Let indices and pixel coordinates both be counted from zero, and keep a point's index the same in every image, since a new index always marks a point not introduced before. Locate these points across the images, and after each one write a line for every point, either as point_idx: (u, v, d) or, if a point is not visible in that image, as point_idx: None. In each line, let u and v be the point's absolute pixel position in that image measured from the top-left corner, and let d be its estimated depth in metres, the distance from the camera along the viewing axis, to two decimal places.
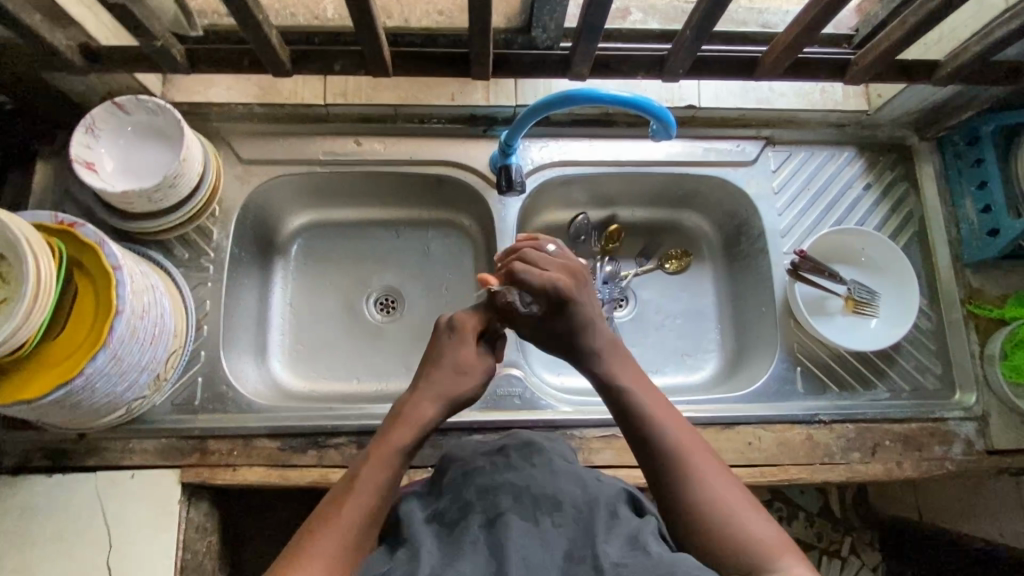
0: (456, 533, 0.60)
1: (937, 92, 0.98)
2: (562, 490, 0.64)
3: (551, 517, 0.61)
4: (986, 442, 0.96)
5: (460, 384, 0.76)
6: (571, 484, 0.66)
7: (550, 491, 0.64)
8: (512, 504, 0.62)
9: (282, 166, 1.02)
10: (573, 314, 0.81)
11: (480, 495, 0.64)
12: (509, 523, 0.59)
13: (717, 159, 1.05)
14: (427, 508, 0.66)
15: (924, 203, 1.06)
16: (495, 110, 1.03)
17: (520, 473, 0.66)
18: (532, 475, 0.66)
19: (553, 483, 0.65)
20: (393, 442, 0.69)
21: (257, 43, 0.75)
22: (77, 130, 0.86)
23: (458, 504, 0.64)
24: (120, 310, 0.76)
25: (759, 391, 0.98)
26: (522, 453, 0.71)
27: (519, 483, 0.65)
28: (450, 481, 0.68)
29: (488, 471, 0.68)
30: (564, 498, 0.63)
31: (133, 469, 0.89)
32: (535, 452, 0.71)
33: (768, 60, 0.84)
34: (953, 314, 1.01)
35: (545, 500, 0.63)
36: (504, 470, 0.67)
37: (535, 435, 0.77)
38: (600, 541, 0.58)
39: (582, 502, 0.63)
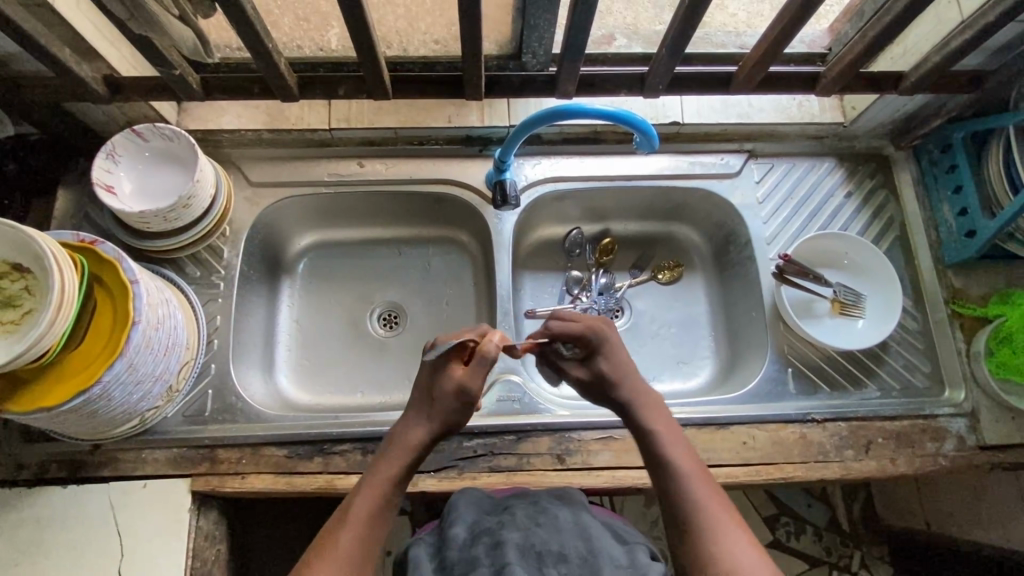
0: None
1: (907, 103, 1.03)
2: (565, 544, 0.70)
3: (556, 568, 0.66)
4: (978, 437, 0.98)
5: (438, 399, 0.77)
6: (575, 538, 0.71)
7: (554, 545, 0.69)
8: (518, 555, 0.66)
9: (290, 188, 1.08)
10: (613, 360, 0.83)
11: (487, 549, 0.68)
12: (515, 569, 0.63)
13: (702, 172, 1.11)
14: (434, 560, 0.71)
15: (904, 209, 1.10)
16: (490, 131, 1.09)
17: (523, 531, 0.71)
18: (536, 532, 0.70)
19: (557, 539, 0.70)
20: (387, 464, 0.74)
21: (267, 70, 0.81)
22: (98, 156, 0.92)
23: (466, 558, 0.68)
24: (136, 320, 0.80)
25: (752, 392, 1.00)
26: (528, 513, 0.75)
27: (521, 539, 0.69)
28: (455, 540, 0.72)
29: (494, 528, 0.72)
30: (569, 551, 0.68)
31: (144, 479, 0.92)
32: (540, 513, 0.76)
33: (741, 76, 0.90)
34: (937, 314, 1.05)
35: (550, 554, 0.68)
36: (510, 527, 0.71)
37: (542, 496, 0.81)
38: None
39: (586, 552, 0.68)
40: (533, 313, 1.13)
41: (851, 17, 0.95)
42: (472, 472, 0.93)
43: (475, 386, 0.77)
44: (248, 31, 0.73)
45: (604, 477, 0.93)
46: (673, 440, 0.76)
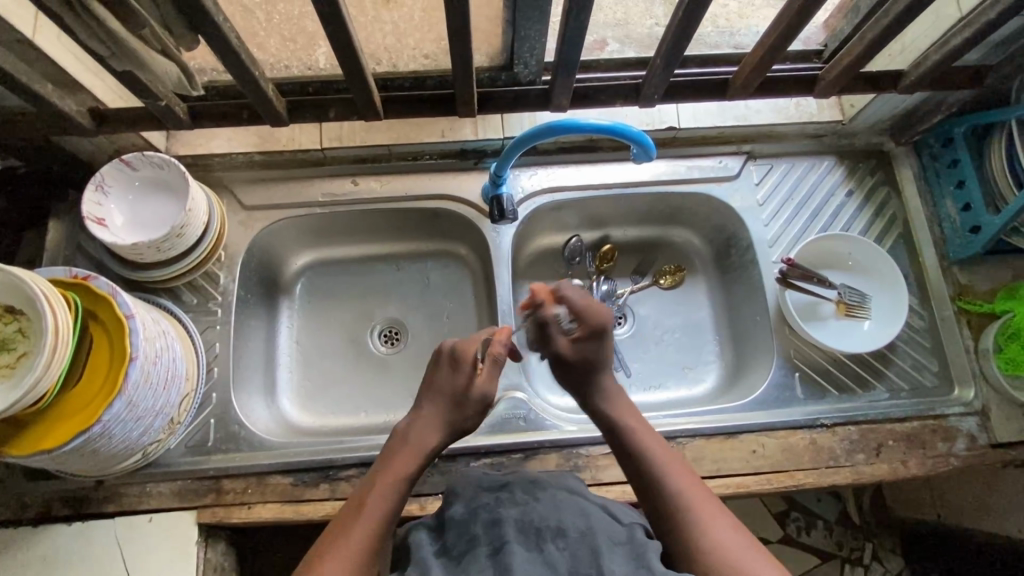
0: (463, 563, 0.63)
1: (906, 100, 1.02)
2: (564, 519, 0.67)
3: (554, 544, 0.64)
4: (989, 435, 0.97)
5: (460, 412, 0.82)
6: (573, 513, 0.68)
7: (552, 521, 0.66)
8: (515, 532, 0.65)
9: (284, 210, 1.06)
10: (602, 347, 0.87)
11: (485, 527, 0.66)
12: (513, 550, 0.62)
13: (701, 176, 1.09)
14: (435, 542, 0.69)
15: (906, 205, 1.09)
16: (484, 144, 1.07)
17: (522, 507, 0.69)
18: (534, 508, 0.68)
19: (555, 514, 0.68)
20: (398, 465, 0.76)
21: (255, 97, 0.80)
22: (87, 189, 0.90)
23: (465, 536, 0.67)
24: (134, 356, 0.79)
25: (759, 398, 0.99)
26: (527, 488, 0.73)
27: (519, 515, 0.67)
28: (454, 516, 0.71)
29: (493, 504, 0.71)
30: (567, 526, 0.66)
31: (150, 512, 0.91)
32: (537, 489, 0.73)
33: (738, 81, 0.88)
34: (944, 311, 1.03)
35: (548, 530, 0.66)
36: (508, 504, 0.70)
37: (541, 474, 0.78)
38: (604, 559, 0.62)
39: (584, 526, 0.66)
40: None
41: (847, 14, 0.93)
42: None
43: (493, 391, 0.84)
44: (234, 61, 0.72)
45: (614, 492, 0.92)
46: (646, 434, 0.81)
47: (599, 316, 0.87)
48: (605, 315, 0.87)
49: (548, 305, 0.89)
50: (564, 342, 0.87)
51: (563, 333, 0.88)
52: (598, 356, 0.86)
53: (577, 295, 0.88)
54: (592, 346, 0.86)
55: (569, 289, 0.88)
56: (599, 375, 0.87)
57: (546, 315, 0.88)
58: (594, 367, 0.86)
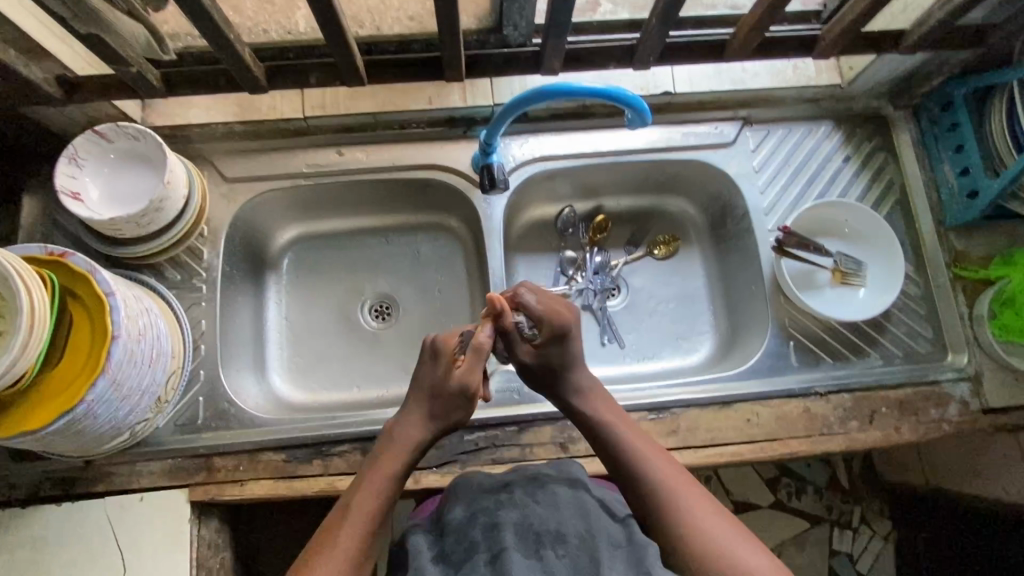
0: (462, 571, 0.62)
1: (906, 62, 0.99)
2: (564, 523, 0.66)
3: (553, 550, 0.63)
4: (981, 400, 0.97)
5: (445, 402, 0.78)
6: (573, 516, 0.68)
7: (552, 524, 0.66)
8: (515, 537, 0.64)
9: (267, 181, 1.03)
10: (567, 349, 0.83)
11: (484, 532, 0.66)
12: (512, 556, 0.61)
13: (696, 142, 1.06)
14: (433, 545, 0.68)
15: (904, 171, 1.07)
16: (473, 110, 1.04)
17: (522, 510, 0.68)
18: (534, 510, 0.68)
19: (555, 517, 0.67)
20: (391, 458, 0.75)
21: (231, 62, 0.76)
22: (60, 161, 0.87)
23: (465, 542, 0.66)
24: (117, 334, 0.77)
25: (754, 367, 0.99)
26: (527, 490, 0.72)
27: (520, 518, 0.66)
28: (454, 521, 0.70)
29: (492, 507, 0.70)
30: (567, 531, 0.65)
31: (141, 491, 0.90)
32: (539, 489, 0.72)
33: (736, 43, 0.85)
34: (939, 278, 1.03)
35: (547, 534, 0.65)
36: (507, 507, 0.69)
37: (542, 469, 0.78)
38: (604, 566, 0.61)
39: (584, 532, 0.66)
40: None
41: None
42: (475, 465, 0.92)
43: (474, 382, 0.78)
44: (207, 22, 0.68)
45: None
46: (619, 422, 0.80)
47: (561, 316, 0.82)
48: (565, 314, 0.83)
49: (505, 314, 0.82)
50: (529, 350, 0.84)
51: (526, 340, 0.84)
52: (563, 359, 0.83)
53: (535, 299, 0.83)
54: (554, 351, 0.83)
55: (522, 290, 0.85)
56: (569, 375, 0.84)
57: (504, 325, 0.82)
58: (561, 370, 0.83)
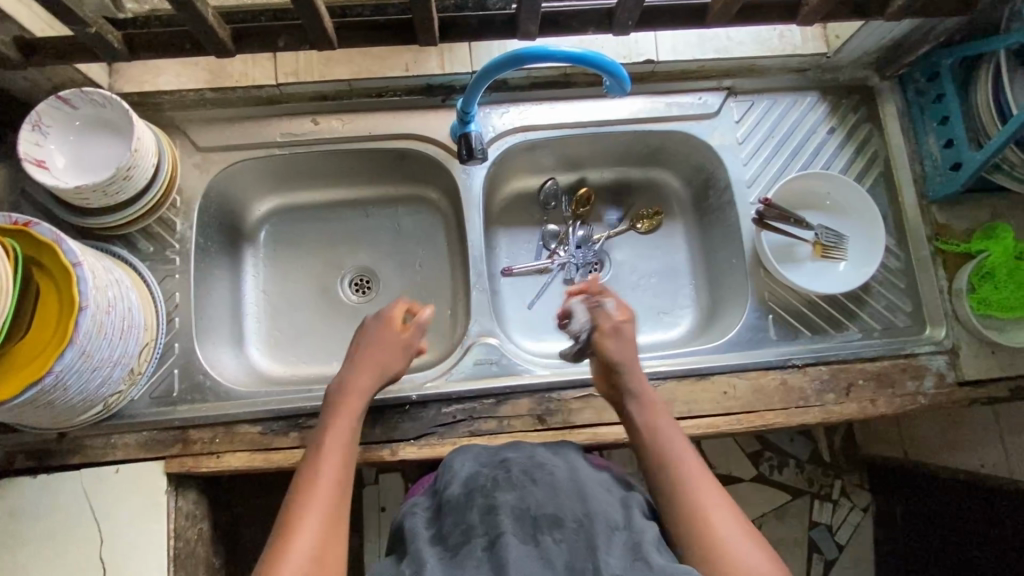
0: (460, 556, 0.64)
1: (893, 30, 0.97)
2: (562, 507, 0.67)
3: (550, 535, 0.64)
4: (957, 373, 0.98)
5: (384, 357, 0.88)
6: (571, 499, 0.68)
7: (549, 508, 0.67)
8: (512, 522, 0.65)
9: (241, 150, 1.00)
10: (625, 346, 0.87)
11: (481, 515, 0.67)
12: (508, 543, 0.63)
13: (679, 113, 1.05)
14: (431, 526, 0.71)
15: (888, 143, 1.06)
16: (452, 78, 1.01)
17: (518, 491, 0.69)
18: (531, 493, 0.68)
19: (553, 501, 0.67)
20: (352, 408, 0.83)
21: (192, 22, 0.73)
22: (23, 128, 0.84)
23: (461, 525, 0.67)
24: (83, 305, 0.76)
25: (733, 340, 0.99)
26: (524, 468, 0.73)
27: (517, 501, 0.67)
28: (452, 498, 0.71)
29: (489, 487, 0.71)
30: (564, 515, 0.66)
31: (117, 463, 0.89)
32: (536, 468, 0.73)
33: (717, 6, 0.82)
34: (920, 251, 1.02)
35: (543, 518, 0.66)
36: (504, 487, 0.70)
37: (538, 449, 0.79)
38: (601, 552, 0.62)
39: (581, 516, 0.66)
40: (511, 272, 1.10)
41: None
42: (452, 437, 0.92)
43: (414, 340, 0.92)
44: None
45: (585, 435, 0.92)
46: (655, 411, 0.83)
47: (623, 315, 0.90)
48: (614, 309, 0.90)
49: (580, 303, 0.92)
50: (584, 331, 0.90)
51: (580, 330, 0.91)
52: (625, 357, 0.86)
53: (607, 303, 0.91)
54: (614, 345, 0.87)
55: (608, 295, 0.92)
56: (625, 376, 0.85)
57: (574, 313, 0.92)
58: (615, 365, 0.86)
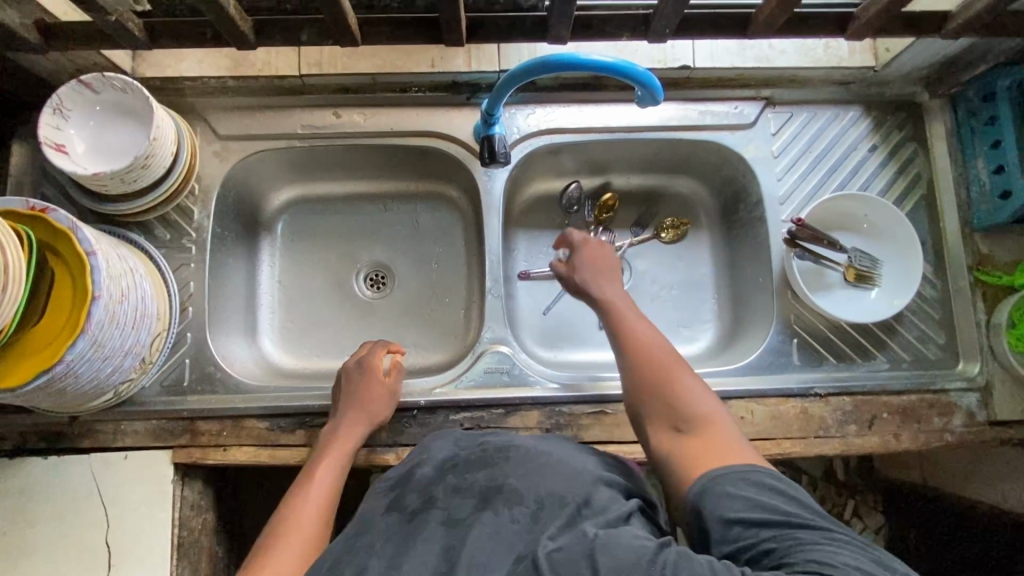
0: (416, 523, 0.66)
1: (949, 45, 0.91)
2: (526, 481, 0.68)
3: (505, 508, 0.65)
4: (988, 412, 0.93)
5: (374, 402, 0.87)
6: (536, 475, 0.69)
7: (512, 484, 0.67)
8: (474, 499, 0.67)
9: (262, 141, 0.99)
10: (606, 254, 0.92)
11: (447, 493, 0.69)
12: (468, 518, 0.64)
13: (713, 123, 1.00)
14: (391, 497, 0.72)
15: (933, 164, 1.00)
16: (479, 76, 0.98)
17: (489, 470, 0.70)
18: (501, 470, 0.70)
19: (518, 477, 0.68)
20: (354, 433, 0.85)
21: (214, 14, 0.71)
22: (44, 111, 0.83)
23: (423, 497, 0.70)
24: (96, 295, 0.75)
25: (753, 363, 0.95)
26: (500, 449, 0.74)
27: (488, 480, 0.69)
28: (422, 476, 0.73)
29: (463, 467, 0.72)
30: (524, 491, 0.66)
31: (125, 450, 0.90)
32: (510, 448, 0.74)
33: (761, 17, 0.78)
34: (959, 280, 0.97)
35: (505, 492, 0.66)
36: (476, 467, 0.72)
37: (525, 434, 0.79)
38: (546, 531, 0.61)
39: (544, 493, 0.66)
40: (527, 275, 1.07)
41: None
42: None
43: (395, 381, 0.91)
44: None
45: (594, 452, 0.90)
46: (626, 309, 0.84)
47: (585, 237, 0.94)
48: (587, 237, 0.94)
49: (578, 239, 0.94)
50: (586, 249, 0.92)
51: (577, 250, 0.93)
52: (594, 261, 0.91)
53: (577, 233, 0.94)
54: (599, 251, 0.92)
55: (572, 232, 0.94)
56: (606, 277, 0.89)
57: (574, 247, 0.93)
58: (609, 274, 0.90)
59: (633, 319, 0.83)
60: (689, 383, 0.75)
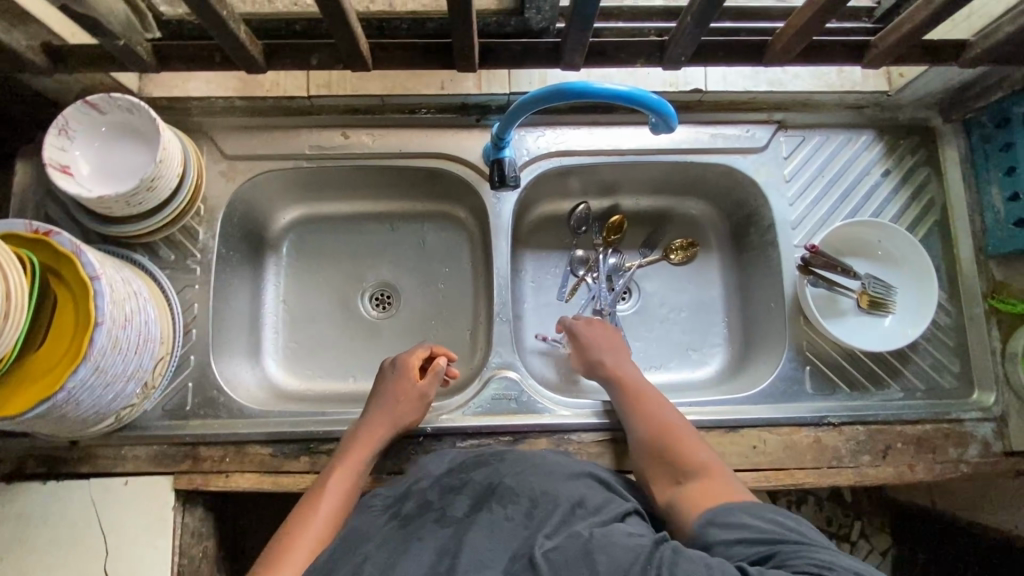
0: (418, 522, 0.69)
1: (964, 72, 0.91)
2: (521, 483, 0.72)
3: (502, 506, 0.69)
4: (1004, 443, 0.92)
5: (403, 408, 0.87)
6: (530, 477, 0.73)
7: (508, 485, 0.72)
8: (470, 498, 0.72)
9: (269, 161, 0.98)
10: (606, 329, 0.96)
11: (445, 493, 0.74)
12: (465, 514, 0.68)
13: (724, 146, 0.99)
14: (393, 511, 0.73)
15: (947, 189, 0.99)
16: (488, 98, 0.97)
17: (487, 473, 0.76)
18: (497, 472, 0.75)
19: (515, 479, 0.73)
20: (379, 438, 0.84)
21: (225, 39, 0.70)
22: (50, 132, 0.82)
23: (424, 498, 0.74)
24: (99, 321, 0.74)
25: (765, 391, 0.94)
26: (497, 457, 0.79)
27: (484, 481, 0.74)
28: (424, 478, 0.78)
29: (462, 471, 0.78)
30: (520, 492, 0.71)
31: (126, 475, 0.88)
32: (506, 452, 0.80)
33: (778, 45, 0.77)
34: (973, 309, 0.96)
35: (501, 493, 0.71)
36: (474, 470, 0.77)
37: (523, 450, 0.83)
38: (541, 529, 0.65)
39: (538, 493, 0.70)
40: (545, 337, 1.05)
41: None
42: None
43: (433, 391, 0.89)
44: None
45: None
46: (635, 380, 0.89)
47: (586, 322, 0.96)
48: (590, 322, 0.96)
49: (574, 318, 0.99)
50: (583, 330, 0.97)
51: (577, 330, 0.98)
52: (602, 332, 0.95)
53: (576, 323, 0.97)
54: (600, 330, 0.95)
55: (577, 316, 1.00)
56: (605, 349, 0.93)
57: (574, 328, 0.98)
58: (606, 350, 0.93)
59: (642, 390, 0.87)
60: (699, 450, 0.79)
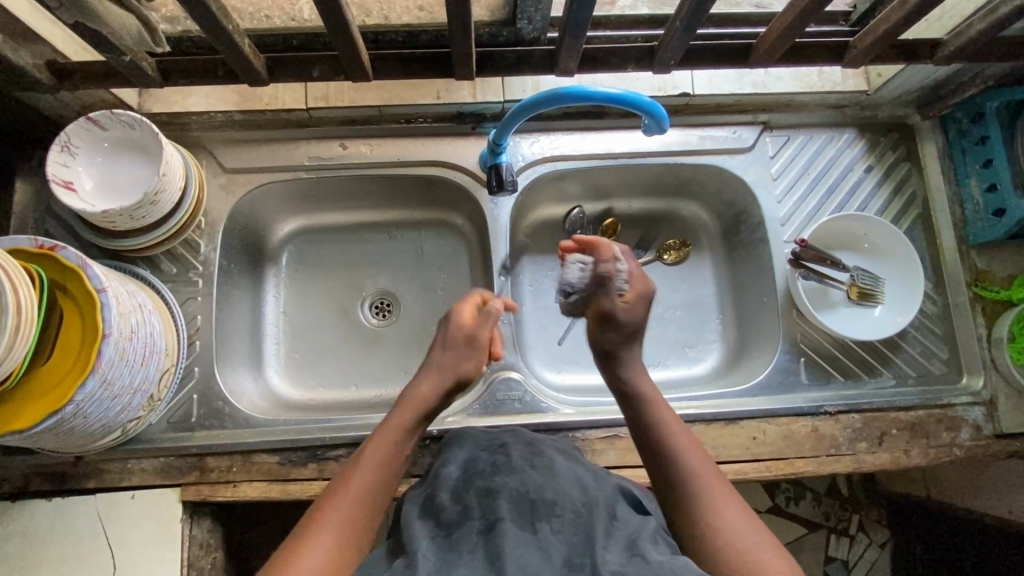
0: (455, 538, 0.59)
1: (938, 70, 0.95)
2: (560, 493, 0.63)
3: (547, 522, 0.59)
4: (995, 425, 0.95)
5: (457, 359, 0.81)
6: (570, 485, 0.64)
7: (547, 493, 0.62)
8: (509, 507, 0.61)
9: (268, 172, 1.00)
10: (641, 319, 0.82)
11: (479, 499, 0.63)
12: (507, 528, 0.58)
13: (713, 147, 1.02)
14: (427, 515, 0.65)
15: (927, 184, 1.03)
16: (483, 107, 1.00)
17: (519, 475, 0.65)
18: (531, 477, 0.64)
19: (552, 486, 0.63)
20: (402, 417, 0.75)
21: (229, 53, 0.72)
22: (52, 148, 0.83)
23: (459, 506, 0.63)
24: (107, 333, 0.75)
25: (762, 383, 0.96)
26: (523, 455, 0.70)
27: (518, 487, 0.63)
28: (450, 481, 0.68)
29: (488, 472, 0.67)
30: (561, 502, 0.61)
31: (132, 489, 0.88)
32: (535, 457, 0.69)
33: (763, 47, 0.81)
34: (958, 296, 0.99)
35: (542, 504, 0.61)
36: (504, 472, 0.66)
37: (546, 446, 0.75)
38: (598, 547, 0.56)
39: (580, 504, 0.62)
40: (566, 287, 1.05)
41: None
42: None
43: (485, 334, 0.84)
44: (202, 12, 0.64)
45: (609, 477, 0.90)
46: (668, 419, 0.75)
47: (648, 284, 0.83)
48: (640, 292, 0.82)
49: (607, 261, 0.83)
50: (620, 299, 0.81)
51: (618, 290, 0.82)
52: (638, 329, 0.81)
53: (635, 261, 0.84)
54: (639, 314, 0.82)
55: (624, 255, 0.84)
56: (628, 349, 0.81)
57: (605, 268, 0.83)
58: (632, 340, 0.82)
59: (670, 429, 0.73)
60: (736, 519, 0.64)
